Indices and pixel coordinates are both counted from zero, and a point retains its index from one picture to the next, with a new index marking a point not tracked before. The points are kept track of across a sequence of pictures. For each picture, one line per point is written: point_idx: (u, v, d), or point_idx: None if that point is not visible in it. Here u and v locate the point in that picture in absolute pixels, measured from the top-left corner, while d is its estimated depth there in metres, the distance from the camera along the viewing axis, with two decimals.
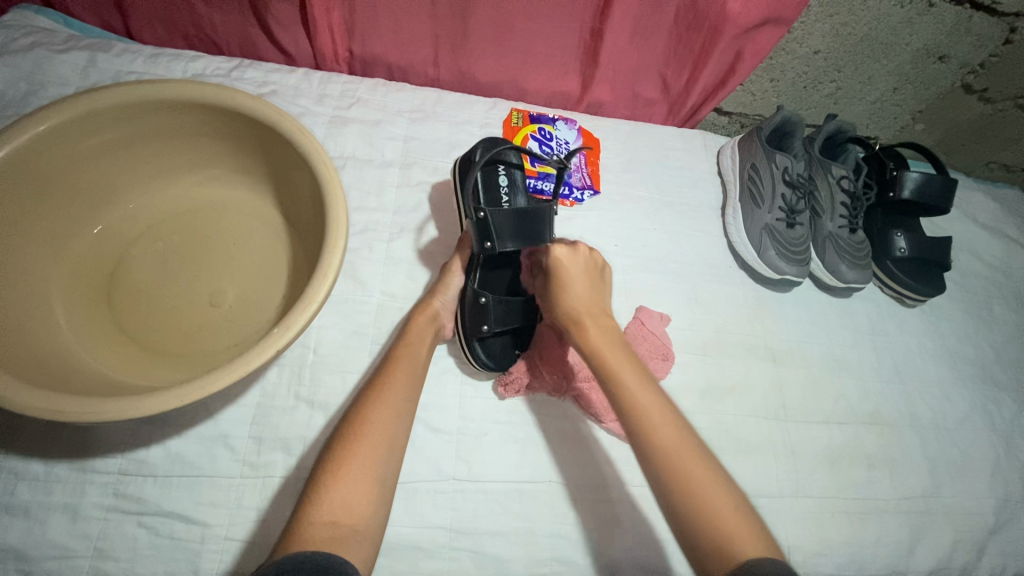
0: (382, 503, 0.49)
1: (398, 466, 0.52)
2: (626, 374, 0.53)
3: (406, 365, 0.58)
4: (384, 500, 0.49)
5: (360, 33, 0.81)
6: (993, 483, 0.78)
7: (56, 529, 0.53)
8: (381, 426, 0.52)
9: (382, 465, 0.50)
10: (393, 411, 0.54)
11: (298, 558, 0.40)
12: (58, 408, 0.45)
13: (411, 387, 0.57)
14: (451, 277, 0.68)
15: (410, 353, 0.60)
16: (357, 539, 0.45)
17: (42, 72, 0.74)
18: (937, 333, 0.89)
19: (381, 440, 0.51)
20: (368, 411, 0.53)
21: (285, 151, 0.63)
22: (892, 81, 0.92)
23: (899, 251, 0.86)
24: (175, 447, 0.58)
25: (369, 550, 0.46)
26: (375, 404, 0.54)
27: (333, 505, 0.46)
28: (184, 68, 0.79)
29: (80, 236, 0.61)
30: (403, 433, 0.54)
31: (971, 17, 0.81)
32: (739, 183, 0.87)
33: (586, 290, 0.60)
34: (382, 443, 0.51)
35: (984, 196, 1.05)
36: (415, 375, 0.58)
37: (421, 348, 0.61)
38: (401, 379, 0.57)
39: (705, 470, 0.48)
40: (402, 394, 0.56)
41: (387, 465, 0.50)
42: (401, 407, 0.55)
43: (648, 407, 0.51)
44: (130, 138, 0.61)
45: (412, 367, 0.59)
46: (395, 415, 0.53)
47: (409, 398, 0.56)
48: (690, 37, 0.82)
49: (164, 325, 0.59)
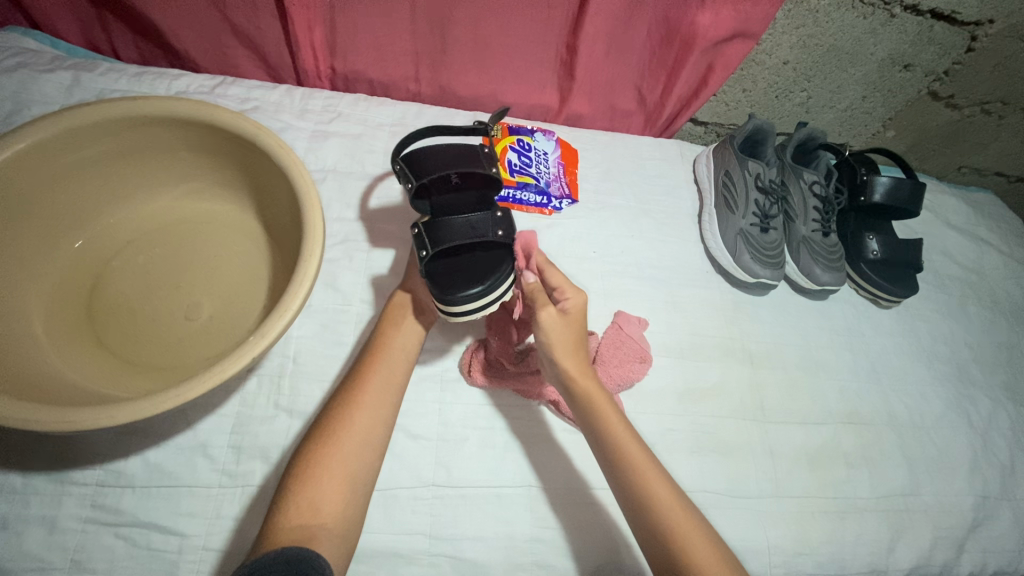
0: (355, 504, 0.50)
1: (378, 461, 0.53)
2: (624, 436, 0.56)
3: (389, 363, 0.59)
4: (358, 501, 0.50)
5: (341, 50, 0.83)
6: (971, 480, 0.79)
7: (33, 541, 0.53)
8: (359, 425, 0.53)
9: (356, 465, 0.51)
10: (369, 407, 0.55)
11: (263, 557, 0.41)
12: (36, 418, 0.46)
13: (389, 380, 0.58)
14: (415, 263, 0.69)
15: (396, 348, 0.61)
16: (327, 539, 0.46)
17: (27, 90, 0.75)
18: (912, 333, 0.90)
19: (356, 440, 0.52)
20: (346, 410, 0.54)
21: (263, 164, 0.64)
22: (860, 90, 0.94)
23: (871, 253, 0.88)
24: (154, 458, 0.58)
25: (341, 546, 0.47)
26: (354, 401, 0.55)
27: (302, 505, 0.47)
28: (167, 85, 0.81)
29: (61, 250, 0.62)
30: (383, 429, 0.54)
31: (932, 26, 0.83)
32: (714, 189, 0.89)
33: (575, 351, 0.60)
34: (359, 442, 0.52)
35: (956, 198, 1.08)
36: (399, 373, 0.59)
37: (398, 338, 0.62)
38: (380, 378, 0.58)
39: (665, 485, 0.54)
40: (382, 391, 0.57)
41: (362, 465, 0.51)
42: (382, 405, 0.55)
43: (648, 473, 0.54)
44: (111, 154, 0.63)
45: (395, 366, 0.60)
46: (373, 414, 0.54)
47: (390, 395, 0.57)
48: (663, 50, 0.84)
49: (143, 337, 0.60)
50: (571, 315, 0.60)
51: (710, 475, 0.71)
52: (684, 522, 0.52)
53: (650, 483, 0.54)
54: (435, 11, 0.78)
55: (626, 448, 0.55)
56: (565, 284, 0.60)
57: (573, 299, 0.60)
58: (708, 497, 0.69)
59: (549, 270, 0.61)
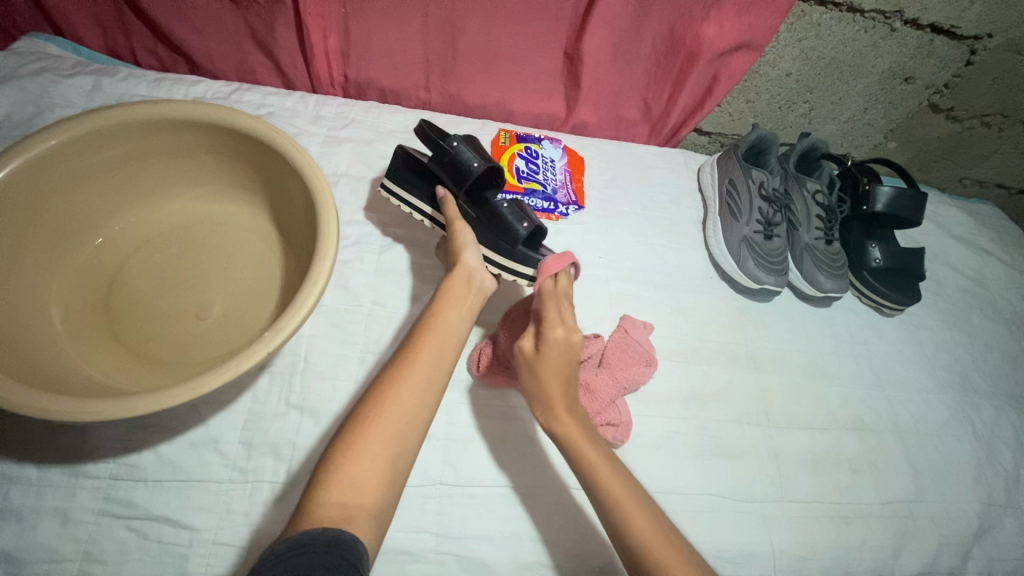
0: (396, 483, 0.48)
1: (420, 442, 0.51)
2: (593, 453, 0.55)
3: (444, 335, 0.56)
4: (398, 481, 0.48)
5: (355, 59, 0.86)
6: (976, 488, 0.79)
7: (47, 532, 0.54)
8: (407, 401, 0.50)
9: (402, 443, 0.49)
10: (417, 384, 0.52)
11: (303, 532, 0.41)
12: (55, 407, 0.46)
13: (440, 356, 0.54)
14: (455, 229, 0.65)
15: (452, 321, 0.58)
16: (368, 520, 0.45)
17: (50, 94, 0.78)
18: (916, 341, 0.91)
19: (404, 414, 0.50)
20: (395, 384, 0.51)
21: (279, 166, 0.66)
22: (862, 102, 0.96)
23: (873, 262, 0.89)
24: (166, 452, 0.59)
25: (376, 528, 0.45)
26: (405, 375, 0.52)
27: (345, 481, 0.45)
28: (185, 91, 0.83)
29: (83, 247, 0.63)
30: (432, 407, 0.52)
31: (932, 40, 0.85)
32: (718, 198, 0.91)
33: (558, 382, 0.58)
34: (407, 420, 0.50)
35: (957, 209, 1.09)
36: (451, 348, 0.56)
37: (457, 309, 0.59)
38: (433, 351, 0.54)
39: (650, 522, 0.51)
40: (433, 367, 0.53)
41: (408, 443, 0.49)
42: (432, 382, 0.53)
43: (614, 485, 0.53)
44: (134, 155, 0.64)
45: (450, 340, 0.56)
46: (423, 391, 0.51)
47: (439, 372, 0.53)
48: (668, 61, 0.86)
49: (160, 334, 0.61)
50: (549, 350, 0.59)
51: (714, 479, 0.71)
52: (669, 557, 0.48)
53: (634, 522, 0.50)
54: (446, 21, 0.80)
55: (608, 489, 0.52)
56: (565, 322, 0.60)
57: (563, 336, 0.59)
58: (712, 500, 0.69)
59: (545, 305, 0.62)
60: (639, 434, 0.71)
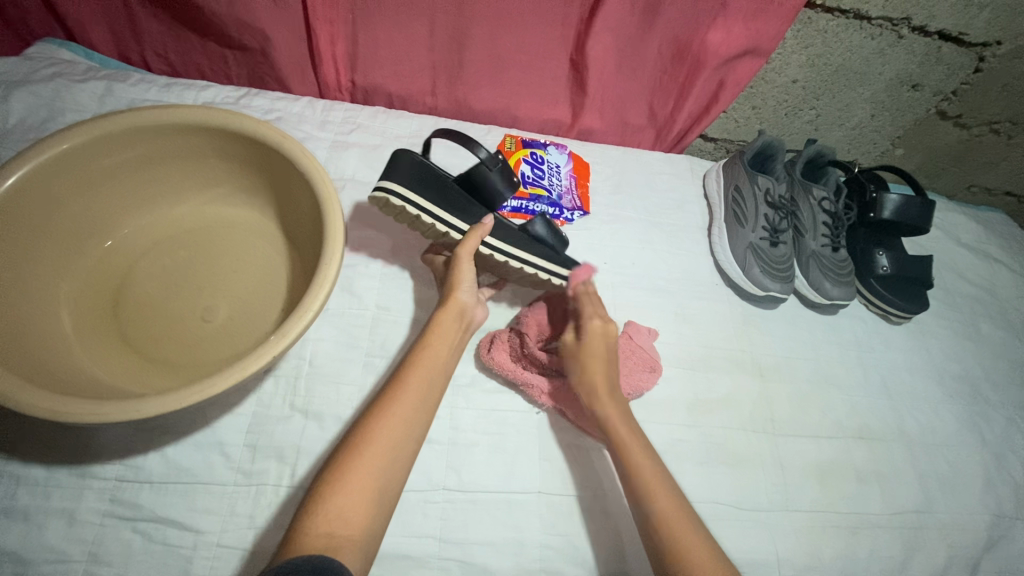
0: (379, 516, 0.48)
1: (404, 477, 0.52)
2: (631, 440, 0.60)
3: (425, 371, 0.57)
4: (380, 515, 0.48)
5: (362, 65, 0.86)
6: (985, 499, 0.78)
7: (53, 533, 0.54)
8: (387, 436, 0.51)
9: (383, 478, 0.49)
10: (403, 421, 0.53)
11: (288, 558, 0.40)
12: (63, 409, 0.47)
13: (426, 394, 0.56)
14: (462, 263, 0.65)
15: (432, 356, 0.59)
16: (355, 549, 0.45)
17: (61, 99, 0.79)
18: (923, 349, 0.90)
19: (386, 449, 0.51)
20: (377, 419, 0.52)
21: (286, 171, 0.66)
22: (869, 109, 0.96)
23: (881, 269, 0.89)
24: (172, 455, 0.59)
25: (363, 558, 0.46)
26: (386, 411, 0.53)
27: (327, 514, 0.46)
28: (195, 96, 0.84)
29: (92, 250, 0.64)
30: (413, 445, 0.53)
31: (940, 47, 0.85)
32: (724, 205, 0.91)
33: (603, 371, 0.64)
34: (386, 456, 0.50)
35: (965, 216, 1.08)
36: (434, 385, 0.57)
37: (443, 348, 0.60)
38: (415, 387, 0.56)
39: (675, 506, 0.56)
40: (417, 401, 0.55)
41: (389, 478, 0.50)
42: (413, 418, 0.54)
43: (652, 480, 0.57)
44: (143, 159, 0.65)
45: (433, 376, 0.58)
46: (406, 426, 0.53)
47: (423, 410, 0.55)
48: (674, 67, 0.87)
49: (167, 337, 0.61)
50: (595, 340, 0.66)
51: (720, 487, 0.71)
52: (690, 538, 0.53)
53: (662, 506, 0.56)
54: (453, 28, 0.80)
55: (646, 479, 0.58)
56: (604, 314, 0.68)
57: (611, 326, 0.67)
58: (718, 509, 0.69)
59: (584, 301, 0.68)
60: None
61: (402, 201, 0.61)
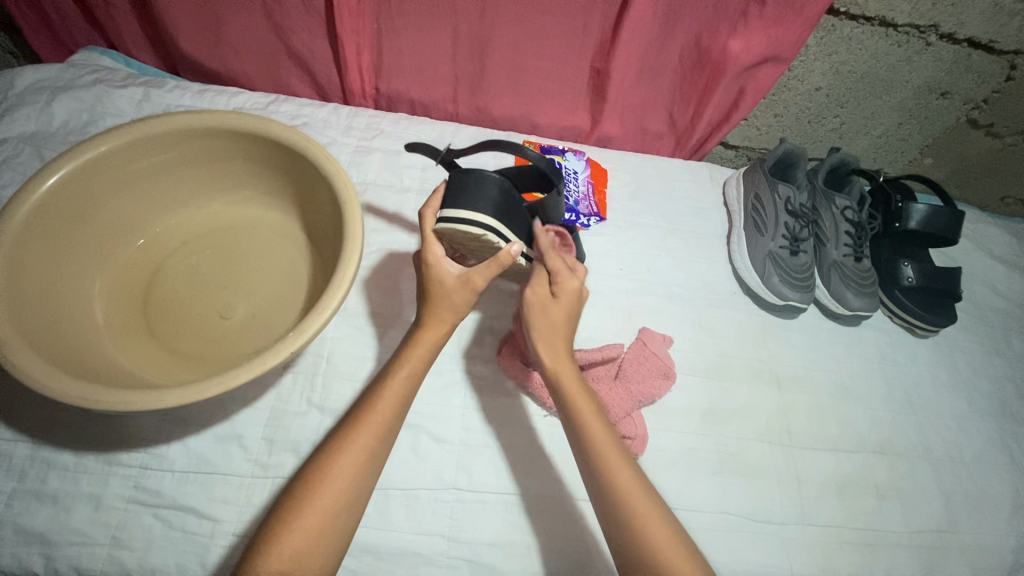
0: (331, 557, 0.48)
1: (356, 522, 0.51)
2: (645, 506, 0.52)
3: (385, 410, 0.52)
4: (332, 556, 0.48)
5: (387, 73, 0.89)
6: (1013, 520, 0.76)
7: (79, 517, 0.57)
8: (343, 473, 0.49)
9: (330, 523, 0.48)
10: (355, 469, 0.50)
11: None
12: (91, 396, 0.49)
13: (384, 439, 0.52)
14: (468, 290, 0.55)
15: (395, 392, 0.53)
16: None
17: (102, 104, 0.83)
18: (950, 364, 0.87)
19: (335, 496, 0.49)
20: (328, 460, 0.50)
21: (310, 174, 0.68)
22: (896, 117, 0.94)
23: (906, 280, 0.86)
24: (193, 445, 0.61)
25: None
26: (339, 453, 0.50)
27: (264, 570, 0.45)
28: (227, 101, 0.88)
29: (126, 247, 0.67)
30: (364, 488, 0.51)
31: (969, 55, 0.83)
32: (743, 212, 0.90)
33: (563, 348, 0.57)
34: (333, 505, 0.48)
35: (999, 228, 1.04)
36: (394, 422, 0.53)
37: (412, 380, 0.54)
38: (371, 428, 0.51)
39: (645, 496, 0.52)
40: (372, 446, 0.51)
41: (342, 520, 0.49)
42: (368, 461, 0.51)
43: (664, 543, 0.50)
44: (176, 161, 0.68)
45: (392, 416, 0.53)
46: (357, 474, 0.50)
47: (376, 456, 0.51)
48: (694, 75, 0.87)
49: (192, 331, 0.64)
50: (559, 300, 0.57)
51: (732, 497, 0.70)
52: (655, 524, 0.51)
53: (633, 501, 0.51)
54: (474, 36, 0.82)
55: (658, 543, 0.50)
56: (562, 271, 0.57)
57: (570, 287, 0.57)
58: (729, 519, 0.68)
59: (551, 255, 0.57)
60: (656, 448, 0.71)
61: (495, 236, 0.56)
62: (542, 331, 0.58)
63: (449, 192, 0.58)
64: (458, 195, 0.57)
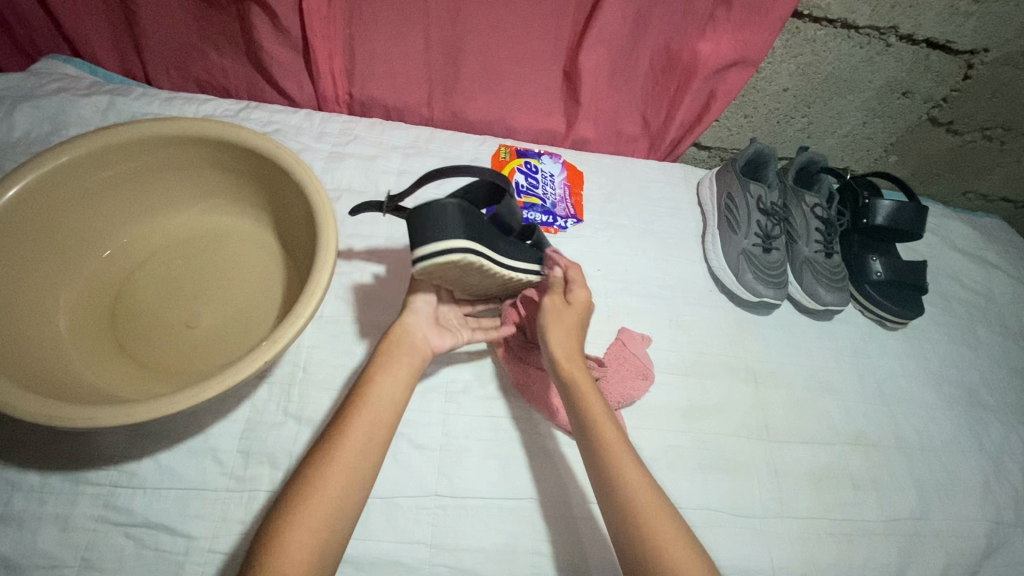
0: (330, 558, 0.47)
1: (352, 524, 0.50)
2: (638, 484, 0.53)
3: (378, 407, 0.54)
4: (331, 552, 0.47)
5: (359, 79, 0.88)
6: (984, 505, 0.78)
7: (47, 539, 0.55)
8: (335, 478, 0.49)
9: (344, 496, 0.49)
10: (348, 473, 0.50)
11: None
12: (54, 413, 0.47)
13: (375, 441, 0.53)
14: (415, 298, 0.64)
15: (379, 398, 0.55)
16: None
17: (65, 112, 0.81)
18: (920, 355, 0.90)
19: (328, 500, 0.48)
20: (325, 454, 0.51)
21: (281, 180, 0.67)
22: (860, 116, 0.97)
23: (875, 274, 0.89)
24: (165, 461, 0.60)
25: None
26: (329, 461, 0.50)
27: (286, 556, 0.45)
28: (195, 109, 0.86)
29: (91, 260, 0.65)
30: (375, 460, 0.52)
31: (928, 55, 0.86)
32: (717, 211, 0.91)
33: (571, 341, 0.62)
34: (347, 478, 0.50)
35: (961, 222, 1.08)
36: (383, 426, 0.54)
37: (399, 386, 0.56)
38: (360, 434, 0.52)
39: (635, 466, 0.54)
40: (362, 448, 0.52)
41: (335, 523, 0.48)
42: (364, 456, 0.51)
43: (652, 510, 0.51)
44: (144, 170, 0.67)
45: (379, 419, 0.54)
46: (349, 476, 0.50)
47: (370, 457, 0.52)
48: (665, 78, 0.88)
49: (161, 344, 0.62)
50: (572, 306, 0.65)
51: (714, 494, 0.70)
52: (641, 493, 0.52)
53: (626, 473, 0.53)
54: (447, 41, 0.82)
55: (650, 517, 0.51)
56: (578, 298, 0.65)
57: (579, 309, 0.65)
58: (712, 515, 0.69)
59: (574, 271, 0.66)
60: (638, 446, 0.71)
61: (475, 254, 0.53)
62: (552, 327, 0.63)
63: (413, 231, 0.54)
64: (426, 230, 0.52)
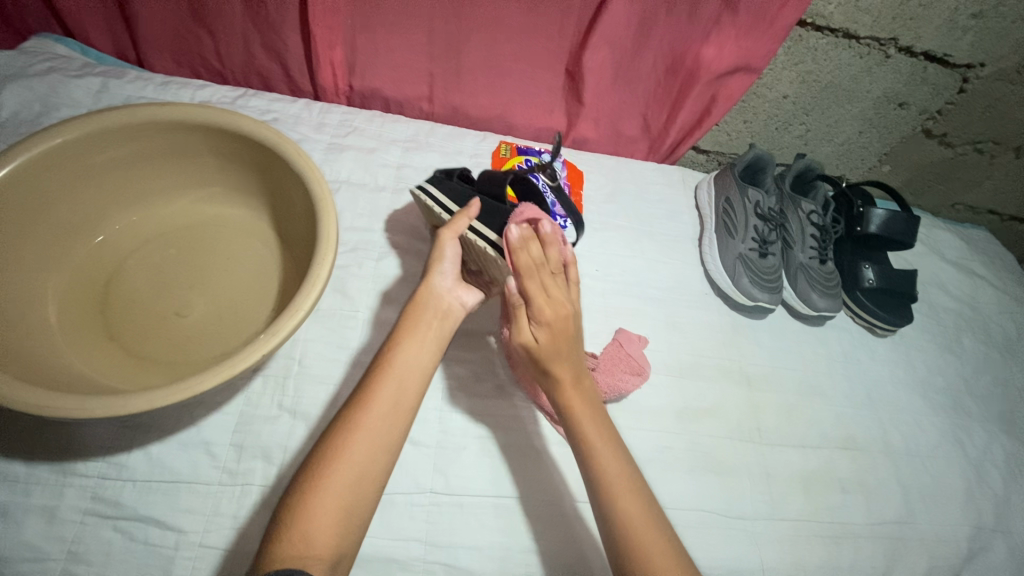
0: (359, 521, 0.47)
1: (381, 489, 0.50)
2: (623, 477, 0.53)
3: (402, 374, 0.54)
4: (360, 517, 0.48)
5: (360, 70, 0.87)
6: (966, 511, 0.80)
7: (32, 530, 0.53)
8: (359, 446, 0.49)
9: (371, 457, 0.49)
10: (375, 439, 0.50)
11: None
12: (43, 402, 0.46)
13: (400, 407, 0.52)
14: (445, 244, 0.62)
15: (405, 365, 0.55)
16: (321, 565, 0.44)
17: (57, 94, 0.78)
18: (908, 362, 0.91)
19: (352, 467, 0.48)
20: (350, 420, 0.50)
21: (282, 170, 0.66)
22: (857, 125, 0.98)
23: (867, 282, 0.90)
24: (157, 453, 0.59)
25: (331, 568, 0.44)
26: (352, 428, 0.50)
27: (317, 514, 0.46)
28: (192, 95, 0.84)
29: (82, 245, 0.64)
30: (406, 420, 0.53)
31: (925, 67, 0.87)
32: (715, 215, 0.92)
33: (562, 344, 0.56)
34: (377, 437, 0.50)
35: (950, 234, 1.10)
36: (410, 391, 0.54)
37: (423, 353, 0.56)
38: (383, 402, 0.52)
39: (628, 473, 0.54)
40: (389, 413, 0.52)
41: (361, 489, 0.48)
42: (389, 421, 0.51)
43: (637, 516, 0.52)
44: (140, 156, 0.65)
45: (404, 386, 0.54)
46: (375, 442, 0.50)
47: (395, 422, 0.52)
48: (668, 80, 0.88)
49: (153, 333, 0.61)
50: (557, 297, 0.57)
51: (707, 495, 0.71)
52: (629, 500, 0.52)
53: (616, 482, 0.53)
54: (450, 35, 0.81)
55: (631, 521, 0.51)
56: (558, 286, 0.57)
57: (560, 299, 0.57)
58: (703, 516, 0.69)
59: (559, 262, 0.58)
60: (633, 446, 0.72)
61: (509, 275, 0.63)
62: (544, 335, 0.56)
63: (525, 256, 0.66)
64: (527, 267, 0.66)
